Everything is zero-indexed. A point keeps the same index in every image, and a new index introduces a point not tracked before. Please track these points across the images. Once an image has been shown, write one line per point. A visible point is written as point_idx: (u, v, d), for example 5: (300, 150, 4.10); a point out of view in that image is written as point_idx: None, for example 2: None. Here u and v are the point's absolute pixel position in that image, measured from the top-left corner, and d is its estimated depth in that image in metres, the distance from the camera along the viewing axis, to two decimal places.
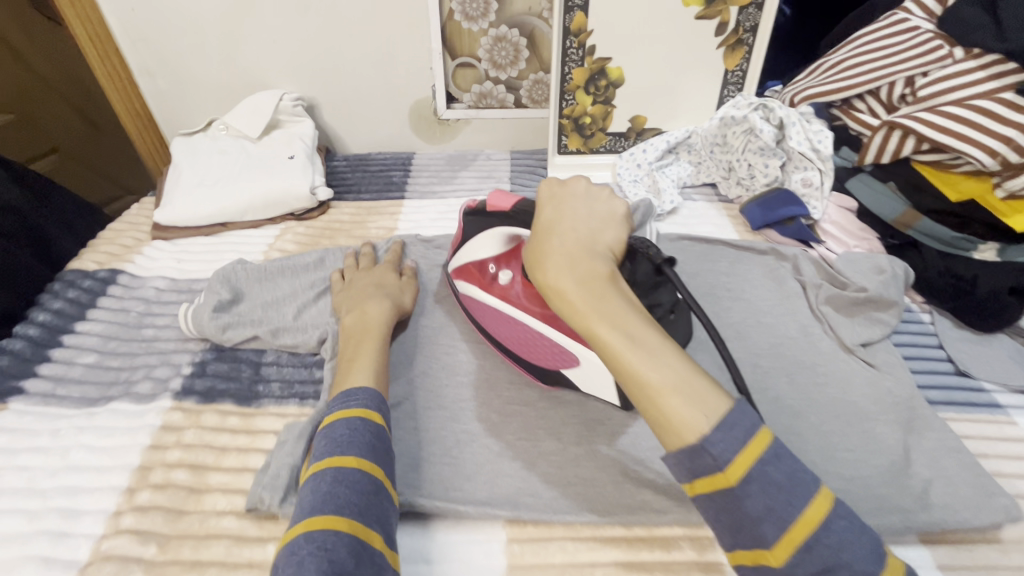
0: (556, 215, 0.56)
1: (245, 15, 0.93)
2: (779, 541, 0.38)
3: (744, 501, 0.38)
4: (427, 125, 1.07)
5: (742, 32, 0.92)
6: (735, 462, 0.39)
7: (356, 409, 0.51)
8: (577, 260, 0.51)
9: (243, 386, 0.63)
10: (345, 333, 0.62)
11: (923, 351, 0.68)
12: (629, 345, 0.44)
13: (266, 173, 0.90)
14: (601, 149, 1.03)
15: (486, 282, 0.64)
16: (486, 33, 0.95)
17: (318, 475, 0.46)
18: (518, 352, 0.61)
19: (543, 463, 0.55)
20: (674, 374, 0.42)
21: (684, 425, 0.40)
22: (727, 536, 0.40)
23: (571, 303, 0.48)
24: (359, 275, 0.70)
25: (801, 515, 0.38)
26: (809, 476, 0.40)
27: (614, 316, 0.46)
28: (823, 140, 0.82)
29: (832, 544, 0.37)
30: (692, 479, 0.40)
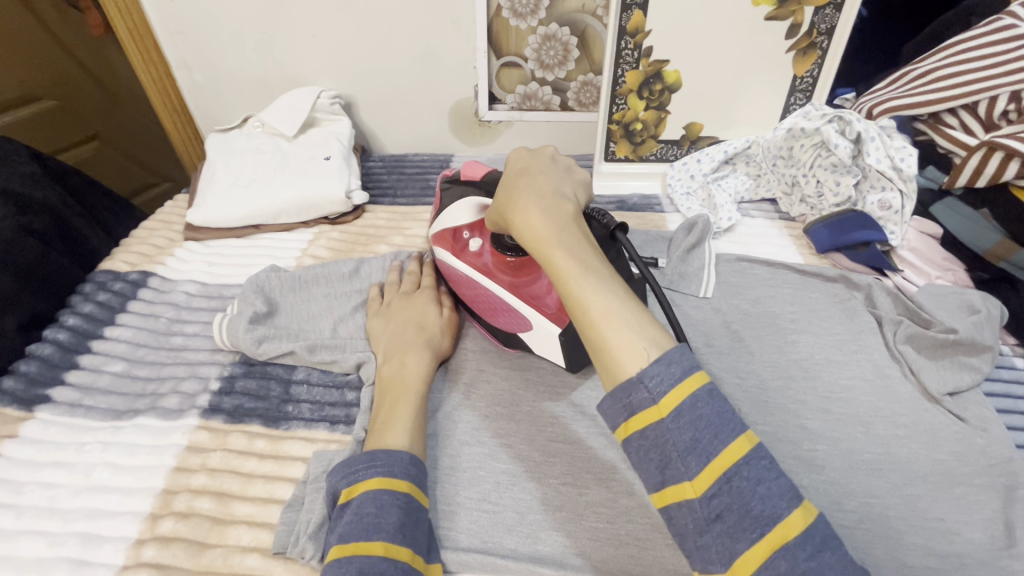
0: (531, 160, 0.57)
1: (285, 8, 0.90)
2: (699, 474, 0.36)
3: (671, 433, 0.37)
4: (467, 126, 1.02)
5: (817, 35, 0.84)
6: (672, 396, 0.38)
7: (382, 479, 0.46)
8: (546, 197, 0.51)
9: (272, 405, 0.60)
10: (382, 386, 0.57)
11: (1020, 402, 0.61)
12: (579, 271, 0.44)
13: (301, 174, 0.86)
14: (651, 157, 0.97)
15: (457, 247, 0.66)
16: (535, 31, 0.89)
17: (340, 564, 0.41)
18: (483, 314, 0.64)
19: (591, 516, 0.50)
20: (617, 304, 0.42)
21: (621, 353, 0.40)
22: (655, 474, 0.38)
23: (531, 231, 0.48)
24: (400, 305, 0.65)
25: (723, 452, 0.36)
26: (735, 417, 0.38)
27: (570, 248, 0.47)
28: (906, 157, 0.74)
29: (750, 479, 0.36)
30: (626, 416, 0.39)
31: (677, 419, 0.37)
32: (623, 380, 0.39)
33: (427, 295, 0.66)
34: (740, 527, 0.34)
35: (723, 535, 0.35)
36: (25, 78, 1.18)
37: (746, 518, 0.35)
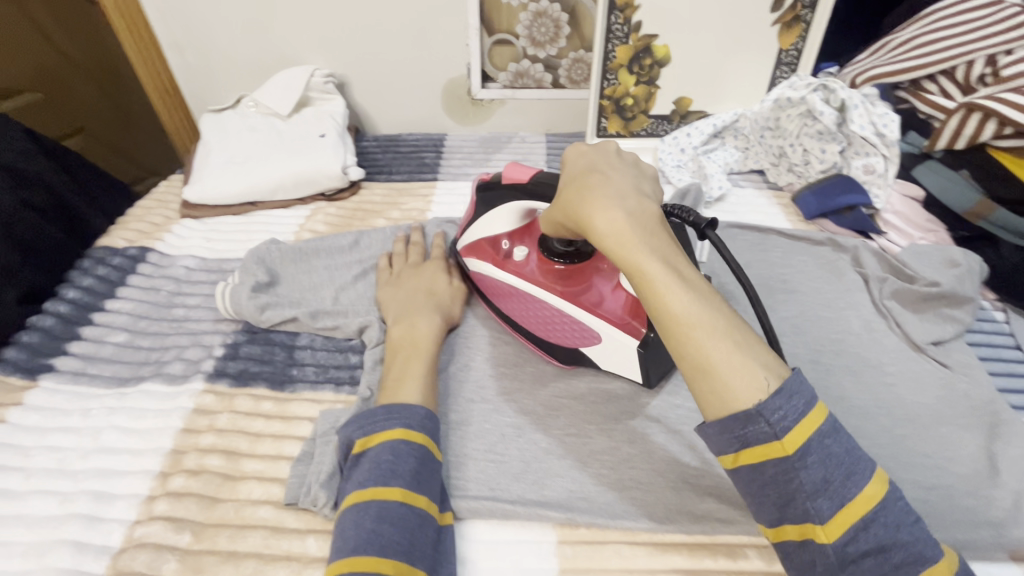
0: (598, 155, 0.49)
1: None
2: (833, 517, 0.37)
3: (801, 473, 0.37)
4: (460, 106, 1.03)
5: (800, 7, 0.86)
6: (793, 431, 0.37)
7: (399, 430, 0.47)
8: (624, 193, 0.45)
9: (277, 369, 0.60)
10: (392, 346, 0.57)
11: (999, 350, 0.63)
12: (680, 288, 0.40)
13: (298, 152, 0.87)
14: (642, 132, 0.98)
15: (499, 258, 0.62)
16: (527, 8, 0.91)
17: (358, 509, 0.43)
18: (535, 329, 0.59)
19: (594, 463, 0.51)
20: (723, 323, 0.39)
21: (739, 385, 0.38)
22: (772, 510, 0.39)
23: (618, 240, 0.42)
24: (409, 275, 0.66)
25: (859, 494, 0.37)
26: (864, 457, 0.39)
27: (665, 259, 0.42)
28: (888, 124, 0.77)
29: (888, 525, 0.37)
30: (738, 448, 0.39)
31: (805, 459, 0.37)
32: (738, 412, 0.38)
33: (436, 263, 0.67)
34: (877, 570, 0.36)
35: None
36: (10, 71, 1.16)
37: (886, 561, 0.36)
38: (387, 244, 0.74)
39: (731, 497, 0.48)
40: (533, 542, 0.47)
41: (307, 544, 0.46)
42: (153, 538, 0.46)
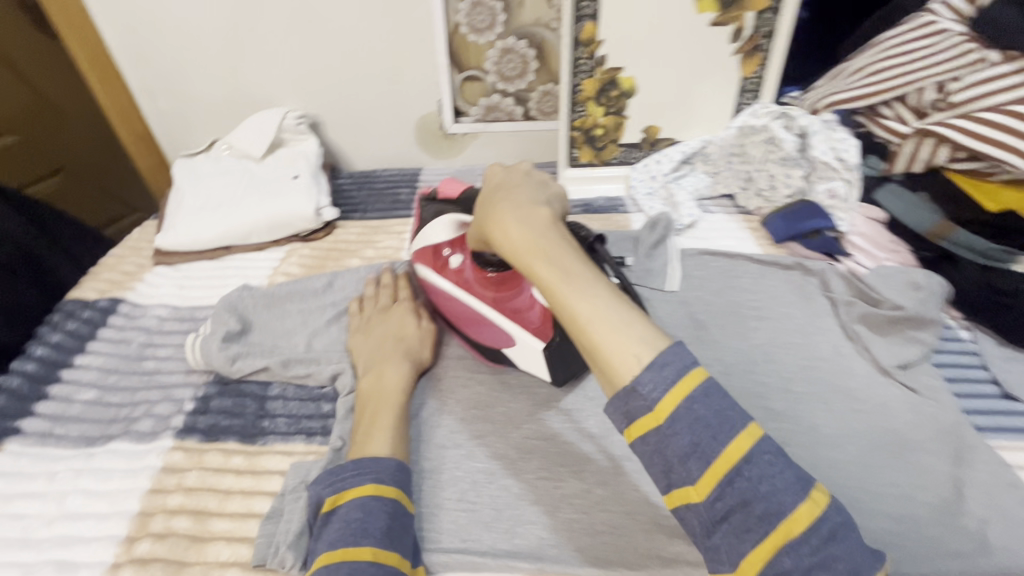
0: (507, 174, 0.55)
1: (247, 33, 0.91)
2: (702, 477, 0.36)
3: (671, 439, 0.37)
4: (434, 139, 1.04)
5: (759, 37, 0.88)
6: (665, 400, 0.37)
7: (370, 485, 0.47)
8: (519, 198, 0.50)
9: (248, 422, 0.60)
10: (363, 398, 0.57)
11: (966, 370, 0.64)
12: (561, 278, 0.43)
13: (271, 194, 0.87)
14: (613, 161, 1.00)
15: (439, 265, 0.66)
16: (493, 45, 0.92)
17: (329, 570, 0.41)
18: (466, 330, 0.64)
19: (567, 508, 0.51)
20: (603, 304, 0.41)
21: (619, 362, 0.39)
22: (659, 477, 0.38)
23: (509, 244, 0.47)
24: (378, 320, 0.66)
25: (722, 452, 0.36)
26: (737, 413, 0.38)
27: (551, 252, 0.45)
28: (848, 148, 0.78)
29: (752, 478, 0.36)
30: (627, 422, 0.39)
31: (674, 425, 0.37)
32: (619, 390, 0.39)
33: (404, 305, 0.67)
34: (745, 527, 0.35)
35: (730, 536, 0.35)
36: None
37: (752, 517, 0.35)
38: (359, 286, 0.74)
39: None
40: None
41: None
42: None
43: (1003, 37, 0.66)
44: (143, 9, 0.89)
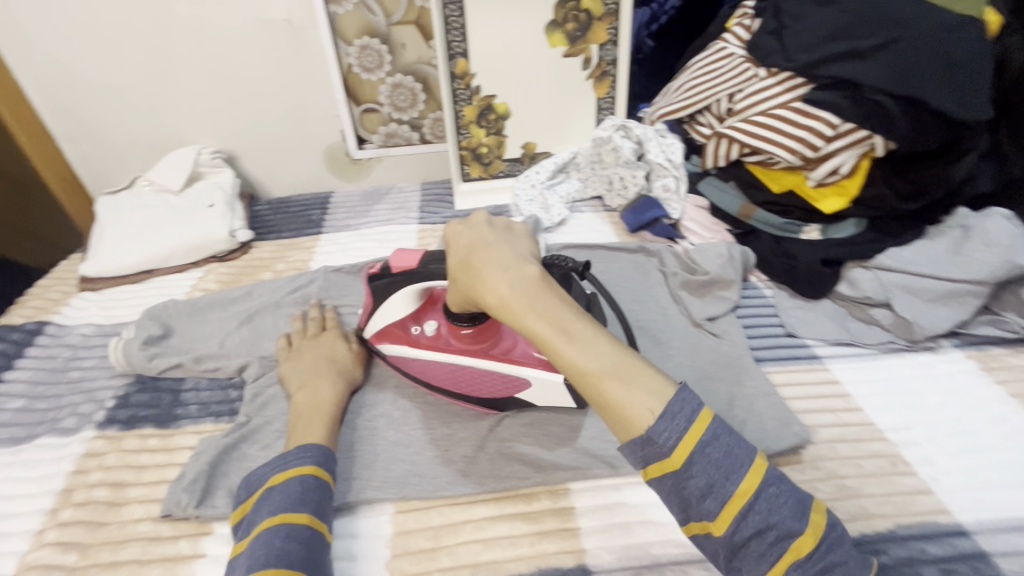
0: (475, 231, 0.54)
1: (162, 82, 1.04)
2: (720, 513, 0.43)
3: (689, 481, 0.44)
4: (342, 165, 1.17)
5: (605, 65, 1.06)
6: (678, 448, 0.44)
7: (311, 467, 0.54)
8: (507, 265, 0.50)
9: (163, 410, 0.69)
10: (297, 414, 0.63)
11: (760, 318, 0.81)
12: (569, 344, 0.47)
13: (188, 222, 0.98)
14: (500, 174, 1.14)
15: (413, 339, 0.66)
16: (384, 81, 1.07)
17: (270, 532, 0.48)
18: (466, 390, 0.65)
19: (430, 448, 0.63)
20: (610, 361, 0.47)
21: (632, 414, 0.45)
22: (679, 512, 0.45)
23: (510, 312, 0.49)
24: (310, 346, 0.71)
25: (736, 490, 0.43)
26: (745, 453, 0.45)
27: (553, 318, 0.48)
28: (675, 151, 0.97)
29: (764, 510, 0.43)
30: (644, 464, 0.45)
31: (690, 468, 0.44)
32: (636, 439, 0.44)
33: (334, 332, 0.73)
34: (759, 550, 0.43)
35: (748, 557, 0.43)
36: None
37: (767, 541, 0.42)
38: (276, 293, 0.83)
39: (532, 459, 0.61)
40: (373, 516, 0.58)
41: (181, 545, 0.56)
42: (43, 560, 0.54)
43: (766, 58, 0.84)
44: (64, 66, 1.00)
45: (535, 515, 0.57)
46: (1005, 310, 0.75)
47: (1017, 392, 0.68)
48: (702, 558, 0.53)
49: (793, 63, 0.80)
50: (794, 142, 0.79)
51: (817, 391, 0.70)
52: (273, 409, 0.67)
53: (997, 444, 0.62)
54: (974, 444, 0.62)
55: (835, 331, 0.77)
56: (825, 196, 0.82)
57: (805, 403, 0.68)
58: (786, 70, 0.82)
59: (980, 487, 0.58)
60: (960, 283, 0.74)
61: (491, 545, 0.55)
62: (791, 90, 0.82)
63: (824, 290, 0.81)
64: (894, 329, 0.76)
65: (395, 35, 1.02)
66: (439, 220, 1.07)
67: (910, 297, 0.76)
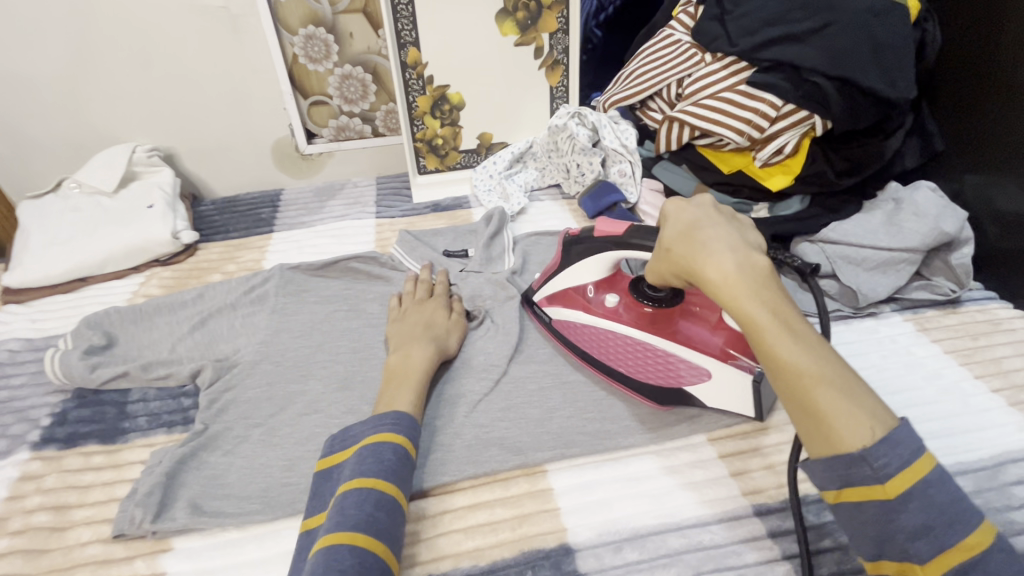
0: (697, 208, 0.53)
1: (86, 76, 0.97)
2: (932, 560, 0.39)
3: (901, 516, 0.39)
4: (291, 161, 1.13)
5: (557, 54, 1.06)
6: (896, 478, 0.40)
7: (406, 439, 0.54)
8: (734, 245, 0.49)
9: (108, 425, 0.65)
10: (388, 373, 0.63)
11: None
12: (787, 337, 0.44)
13: (124, 225, 0.91)
14: (457, 166, 1.13)
15: (589, 304, 0.69)
16: (332, 72, 1.04)
17: (361, 492, 0.48)
18: (627, 368, 0.65)
19: None
20: (830, 367, 0.43)
21: (844, 429, 0.41)
22: (872, 546, 0.42)
23: (726, 289, 0.47)
24: (416, 310, 0.72)
25: (959, 541, 0.39)
26: (976, 509, 0.40)
27: (775, 307, 0.45)
28: (629, 136, 0.99)
29: (995, 573, 0.38)
30: (841, 486, 0.42)
31: (906, 503, 0.39)
32: (843, 456, 0.41)
33: (439, 300, 0.74)
34: None
35: None
36: None
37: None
38: (229, 294, 0.79)
39: (508, 444, 0.61)
40: None
41: (136, 566, 0.52)
42: None
43: (710, 43, 0.86)
44: None
45: (513, 499, 0.57)
46: (934, 276, 0.82)
47: (951, 349, 0.74)
48: (679, 525, 0.54)
49: (736, 48, 0.83)
50: (742, 123, 0.82)
51: None
52: (232, 414, 0.64)
53: (937, 397, 0.67)
54: (916, 398, 0.67)
55: None
56: (772, 174, 0.86)
57: None
58: (730, 55, 0.84)
59: (925, 438, 0.62)
60: (896, 252, 0.79)
61: (471, 533, 0.54)
62: (736, 73, 0.84)
63: None
64: (840, 298, 0.81)
65: (342, 24, 0.99)
66: (397, 213, 1.05)
67: (852, 267, 0.80)
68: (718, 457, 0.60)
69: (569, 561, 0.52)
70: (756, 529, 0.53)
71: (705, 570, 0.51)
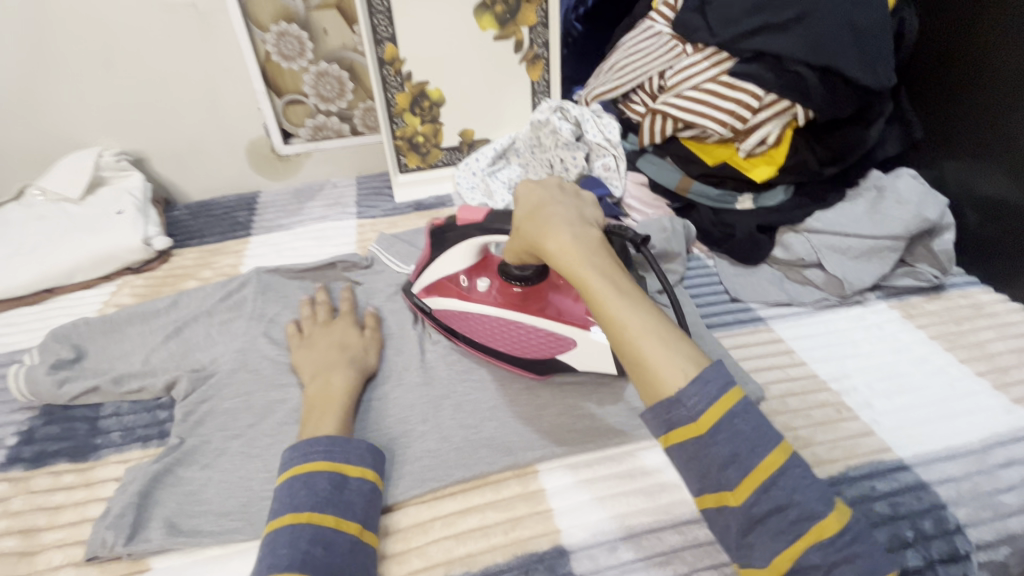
0: (543, 186, 0.57)
1: (46, 77, 0.93)
2: (740, 483, 0.42)
3: (713, 447, 0.43)
4: (267, 163, 1.09)
5: (537, 48, 1.05)
6: (707, 414, 0.43)
7: (340, 464, 0.53)
8: (569, 220, 0.53)
9: (79, 442, 0.62)
10: (309, 403, 0.60)
11: (703, 285, 0.84)
12: (620, 298, 0.47)
13: (91, 232, 0.87)
14: (439, 163, 1.10)
15: (464, 293, 0.68)
16: (307, 70, 1.01)
17: (293, 529, 0.47)
18: (507, 348, 0.66)
19: (394, 448, 0.60)
20: (648, 321, 0.46)
21: (666, 374, 0.44)
22: (697, 482, 0.44)
23: (565, 257, 0.50)
24: (321, 332, 0.69)
25: (760, 463, 0.42)
26: (771, 431, 0.44)
27: (604, 271, 0.49)
28: (612, 130, 0.97)
29: (786, 487, 0.42)
30: (667, 430, 0.44)
31: (716, 435, 0.43)
32: (665, 399, 0.44)
33: (345, 320, 0.70)
34: (779, 528, 0.42)
35: (763, 534, 0.42)
36: None
37: (785, 520, 0.41)
38: (205, 301, 0.76)
39: (499, 445, 0.60)
40: None
41: None
42: None
43: (691, 34, 0.86)
44: None
45: (505, 503, 0.56)
46: (917, 263, 0.82)
47: (936, 333, 0.74)
48: (674, 523, 0.53)
49: (717, 38, 0.82)
50: (725, 114, 0.82)
51: (764, 350, 0.73)
52: (211, 426, 0.62)
53: (924, 381, 0.67)
54: (905, 383, 0.67)
55: (775, 293, 0.82)
56: (756, 165, 0.85)
57: (755, 363, 0.71)
58: (711, 45, 0.84)
59: (915, 423, 0.62)
60: (881, 239, 0.79)
61: (463, 539, 0.53)
62: (718, 64, 0.83)
63: (761, 256, 0.85)
64: (826, 287, 0.81)
65: (315, 20, 0.96)
66: (379, 213, 1.02)
67: (838, 256, 0.81)
68: None
69: (565, 564, 0.51)
70: None
71: (702, 567, 0.50)
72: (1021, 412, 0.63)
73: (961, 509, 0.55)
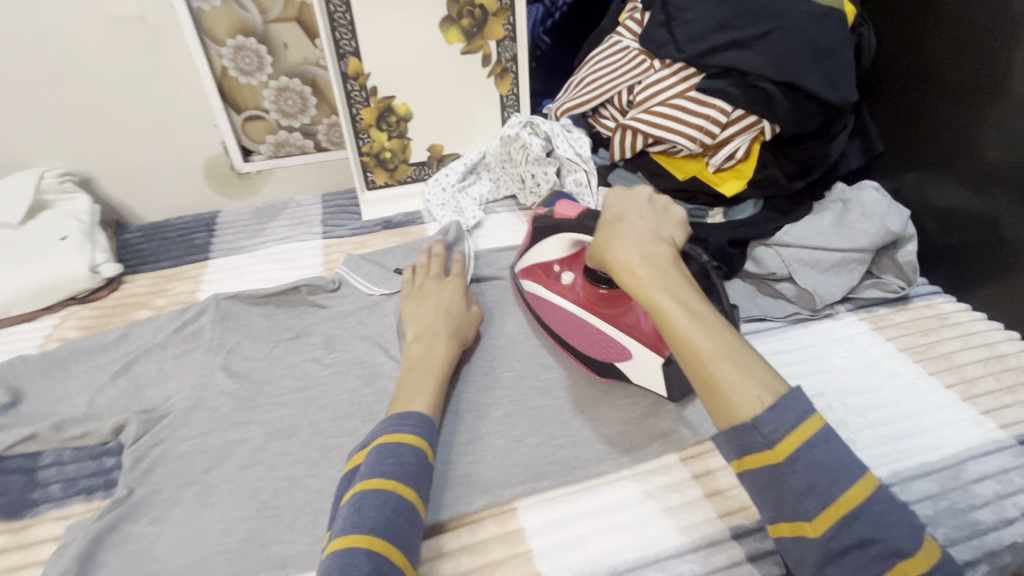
0: (625, 206, 0.63)
1: None
2: (819, 515, 0.44)
3: (790, 476, 0.45)
4: (227, 181, 1.05)
5: (505, 61, 1.03)
6: (784, 441, 0.45)
7: (422, 441, 0.55)
8: (642, 241, 0.58)
9: (14, 497, 0.57)
10: (407, 363, 0.64)
11: None
12: (691, 319, 0.51)
13: (31, 261, 0.82)
14: (408, 179, 1.07)
15: (550, 281, 0.72)
16: (267, 85, 0.97)
17: (379, 494, 0.49)
18: (576, 343, 0.68)
19: None
20: (721, 343, 0.50)
21: (737, 395, 0.47)
22: (772, 508, 0.46)
23: (633, 277, 0.56)
24: (430, 289, 0.73)
25: (841, 496, 0.44)
26: (857, 465, 0.45)
27: (674, 292, 0.54)
28: (583, 145, 0.95)
29: (869, 521, 0.43)
30: (740, 455, 0.47)
31: (793, 464, 0.45)
32: (739, 423, 0.47)
33: (456, 278, 0.74)
34: (858, 562, 0.43)
35: (844, 567, 0.43)
36: None
37: (867, 555, 0.42)
38: (158, 333, 0.72)
39: (475, 482, 0.58)
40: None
41: None
42: None
43: (658, 50, 0.86)
44: None
45: (483, 544, 0.53)
46: (883, 273, 0.83)
47: (905, 346, 0.75)
48: (657, 558, 0.52)
49: (684, 54, 0.82)
50: (694, 130, 0.82)
51: None
52: (162, 474, 0.58)
53: (897, 396, 0.68)
54: (877, 399, 0.67)
55: (749, 308, 0.81)
56: (725, 179, 0.86)
57: None
58: (677, 61, 0.84)
59: (890, 440, 0.62)
60: (848, 252, 0.80)
61: None
62: (685, 79, 0.84)
63: (733, 269, 0.85)
64: (798, 300, 0.81)
65: (274, 33, 0.92)
66: (346, 232, 0.99)
67: (808, 269, 0.81)
68: (692, 477, 0.58)
69: None
70: (733, 554, 0.52)
71: None
72: (989, 424, 0.64)
73: (938, 528, 0.55)
